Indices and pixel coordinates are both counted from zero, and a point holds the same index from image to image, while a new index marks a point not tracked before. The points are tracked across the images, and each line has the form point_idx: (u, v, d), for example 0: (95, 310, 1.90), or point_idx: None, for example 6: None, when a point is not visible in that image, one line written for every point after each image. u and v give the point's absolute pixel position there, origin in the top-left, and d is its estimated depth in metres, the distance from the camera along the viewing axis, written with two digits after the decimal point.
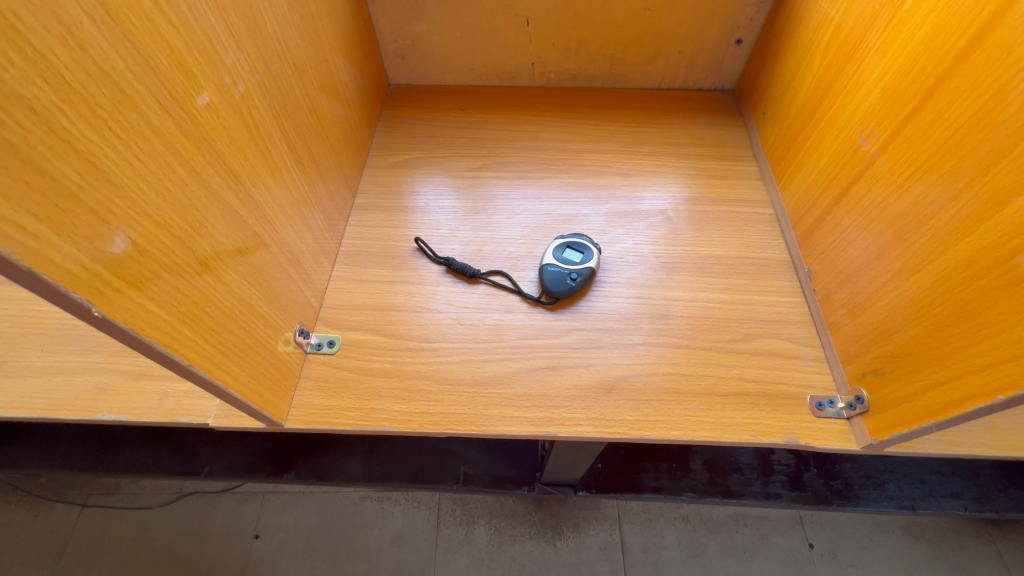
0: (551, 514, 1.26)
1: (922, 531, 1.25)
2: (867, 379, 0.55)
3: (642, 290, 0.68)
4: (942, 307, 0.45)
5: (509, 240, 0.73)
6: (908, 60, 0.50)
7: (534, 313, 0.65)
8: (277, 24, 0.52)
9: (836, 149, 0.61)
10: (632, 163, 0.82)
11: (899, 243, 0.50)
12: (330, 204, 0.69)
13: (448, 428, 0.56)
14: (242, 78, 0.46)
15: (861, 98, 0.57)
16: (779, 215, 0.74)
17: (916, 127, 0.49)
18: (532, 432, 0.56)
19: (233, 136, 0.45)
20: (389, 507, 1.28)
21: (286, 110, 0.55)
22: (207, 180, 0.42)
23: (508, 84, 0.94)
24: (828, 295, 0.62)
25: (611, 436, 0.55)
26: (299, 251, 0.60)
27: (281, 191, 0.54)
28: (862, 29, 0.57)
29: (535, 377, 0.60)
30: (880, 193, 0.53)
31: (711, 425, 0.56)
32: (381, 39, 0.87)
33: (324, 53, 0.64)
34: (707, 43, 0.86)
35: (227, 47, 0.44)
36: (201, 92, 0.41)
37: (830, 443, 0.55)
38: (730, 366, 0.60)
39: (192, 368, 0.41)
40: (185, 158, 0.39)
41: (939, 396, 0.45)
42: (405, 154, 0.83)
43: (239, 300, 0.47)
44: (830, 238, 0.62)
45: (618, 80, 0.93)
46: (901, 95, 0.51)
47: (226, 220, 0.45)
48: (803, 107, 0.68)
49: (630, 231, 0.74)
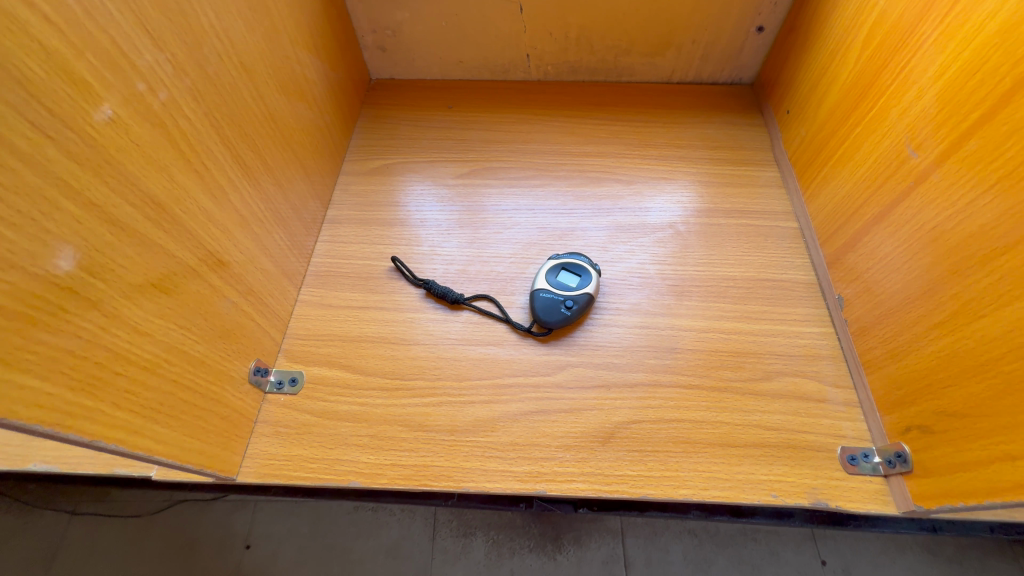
0: (551, 526, 1.10)
1: (941, 547, 1.07)
2: (912, 436, 0.47)
3: (647, 319, 0.59)
4: (1014, 366, 0.37)
5: (497, 258, 0.65)
6: (976, 56, 0.41)
7: (523, 346, 0.58)
8: (214, 16, 0.44)
9: (876, 157, 0.52)
10: (637, 168, 0.73)
11: (959, 279, 0.42)
12: (295, 218, 0.61)
13: (421, 483, 0.49)
14: (163, 83, 0.38)
15: (911, 101, 0.48)
16: (804, 230, 0.65)
17: (985, 139, 0.40)
18: (518, 490, 0.49)
19: (154, 156, 0.38)
20: (384, 517, 1.12)
21: (231, 119, 0.47)
22: (115, 214, 0.34)
23: (501, 78, 0.85)
24: (864, 329, 0.53)
25: (608, 496, 0.48)
26: (254, 279, 0.52)
27: (225, 214, 0.46)
28: (915, 16, 0.47)
29: (523, 423, 0.52)
30: (935, 215, 0.45)
31: (724, 483, 0.49)
32: (358, 30, 0.78)
33: (283, 48, 0.56)
34: (724, 30, 0.76)
35: (141, 47, 0.36)
36: (100, 106, 0.33)
37: (865, 507, 0.48)
38: (748, 412, 0.52)
39: (98, 443, 0.34)
40: (74, 190, 0.31)
41: (1008, 473, 0.37)
42: (384, 159, 0.75)
43: (165, 349, 0.39)
44: (866, 260, 0.54)
45: (623, 73, 0.83)
46: (965, 98, 0.42)
47: (146, 258, 0.37)
48: (836, 107, 0.59)
49: (633, 248, 0.65)
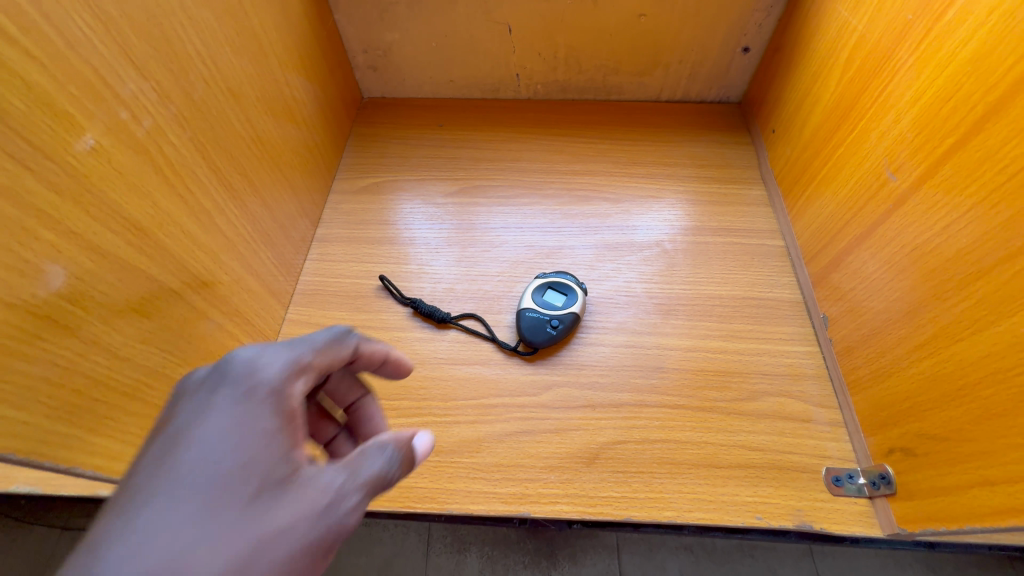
0: (546, 542, 1.04)
1: (941, 566, 1.02)
2: (895, 457, 0.47)
3: (633, 337, 0.60)
4: (990, 391, 0.37)
5: (485, 276, 0.65)
6: (949, 83, 0.42)
7: (509, 365, 0.58)
8: (201, 43, 0.45)
9: (858, 179, 0.53)
10: (625, 187, 0.74)
11: (938, 302, 0.42)
12: (283, 238, 0.61)
13: (405, 505, 0.49)
14: (147, 111, 0.39)
15: (889, 125, 0.48)
16: (790, 249, 0.66)
17: (959, 165, 0.41)
18: (502, 512, 0.49)
19: (136, 182, 0.38)
20: (377, 533, 1.06)
21: (217, 143, 0.47)
22: (96, 240, 0.35)
23: (492, 97, 0.86)
24: (849, 348, 0.54)
25: (592, 518, 0.48)
26: (241, 300, 0.52)
27: (210, 236, 0.46)
28: (891, 42, 0.48)
29: (508, 443, 0.52)
30: (914, 237, 0.45)
31: (709, 505, 0.49)
32: (349, 50, 0.79)
33: (271, 71, 0.56)
34: (711, 50, 0.77)
35: (125, 76, 0.37)
36: (82, 135, 0.34)
37: (850, 529, 0.47)
38: (733, 432, 0.52)
39: (74, 469, 0.34)
40: (54, 219, 0.32)
41: (987, 498, 0.37)
42: (375, 178, 0.75)
43: (146, 373, 0.39)
44: (850, 280, 0.54)
45: (612, 92, 0.84)
46: (940, 124, 0.43)
47: (126, 283, 0.37)
48: (820, 128, 0.60)
49: (620, 267, 0.66)
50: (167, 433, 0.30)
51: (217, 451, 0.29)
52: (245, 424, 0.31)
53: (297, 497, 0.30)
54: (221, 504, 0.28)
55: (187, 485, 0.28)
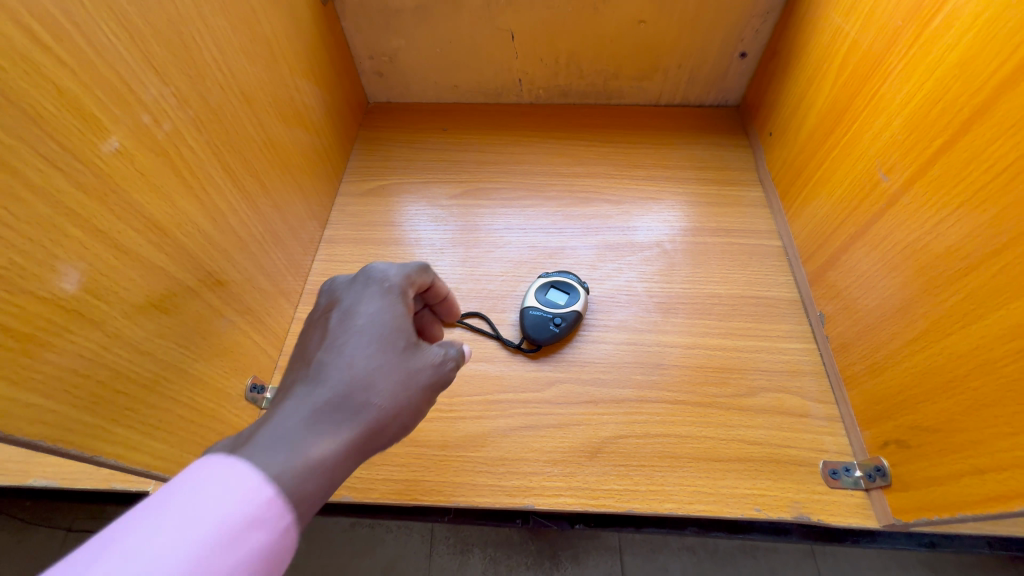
0: (548, 543, 1.05)
1: (943, 567, 1.02)
2: (890, 450, 0.48)
3: (634, 335, 0.61)
4: (980, 383, 0.38)
5: (489, 276, 0.66)
6: (938, 85, 0.43)
7: (513, 362, 0.59)
8: (217, 50, 0.47)
9: (851, 180, 0.54)
10: (625, 189, 0.75)
11: (929, 297, 0.43)
12: (292, 239, 0.63)
13: (413, 498, 0.50)
14: (167, 115, 0.41)
15: (881, 127, 0.50)
16: (788, 249, 0.67)
17: (947, 165, 0.42)
18: (507, 504, 0.50)
19: (157, 183, 0.40)
20: (380, 534, 1.06)
21: (231, 146, 0.49)
22: (119, 238, 0.36)
23: (494, 101, 0.88)
24: (845, 345, 0.55)
25: (594, 510, 0.49)
26: (252, 298, 0.54)
27: (224, 236, 0.48)
28: (883, 46, 0.50)
29: (512, 438, 0.54)
30: (906, 235, 0.46)
31: (708, 497, 0.50)
32: (356, 56, 0.81)
33: (282, 77, 0.58)
34: (708, 55, 0.79)
35: (146, 82, 0.39)
36: (107, 138, 0.35)
37: (846, 520, 0.49)
38: (731, 427, 0.54)
39: (97, 458, 0.36)
40: (82, 219, 0.33)
41: (978, 486, 0.38)
42: (381, 180, 0.77)
43: (164, 367, 0.41)
44: (845, 278, 0.55)
45: (613, 96, 0.86)
46: (930, 126, 0.44)
47: (147, 280, 0.39)
48: (815, 130, 0.62)
49: (621, 266, 0.67)
50: (335, 304, 0.37)
51: (375, 315, 0.36)
52: (394, 300, 0.37)
53: (428, 352, 0.36)
54: (389, 341, 0.35)
55: (360, 328, 0.35)
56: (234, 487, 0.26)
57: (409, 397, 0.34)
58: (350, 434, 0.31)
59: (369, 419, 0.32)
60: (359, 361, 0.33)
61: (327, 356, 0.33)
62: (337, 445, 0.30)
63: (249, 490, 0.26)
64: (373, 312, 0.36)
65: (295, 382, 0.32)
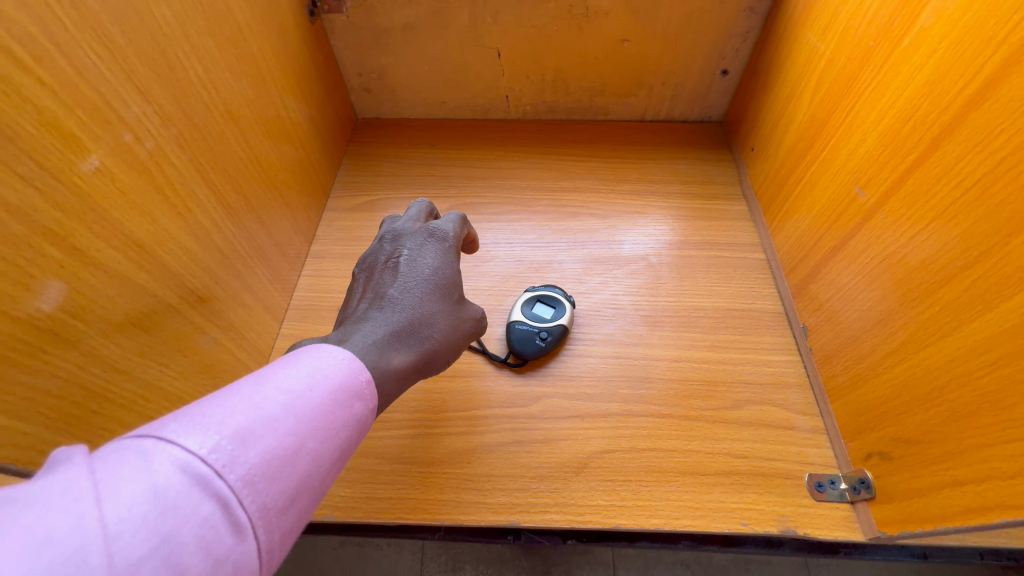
0: (541, 559, 1.03)
1: None
2: (873, 462, 0.48)
3: (620, 349, 0.61)
4: (957, 395, 0.39)
5: (476, 290, 0.67)
6: (909, 103, 0.44)
7: (499, 377, 0.59)
8: (202, 69, 0.47)
9: (830, 195, 0.55)
10: (611, 203, 0.76)
11: (907, 310, 0.44)
12: (278, 255, 0.63)
13: (397, 516, 0.50)
14: (150, 133, 0.41)
15: (857, 144, 0.51)
16: (771, 261, 0.68)
17: (920, 181, 0.43)
18: (493, 522, 0.49)
19: (138, 200, 0.40)
20: (370, 552, 1.04)
21: (216, 163, 0.49)
22: (98, 256, 0.36)
23: (482, 117, 0.89)
24: (828, 357, 0.55)
25: (580, 526, 0.49)
26: (236, 315, 0.53)
27: (207, 253, 0.48)
28: (857, 65, 0.51)
29: (498, 454, 0.53)
30: (884, 249, 0.47)
31: (695, 512, 0.50)
32: (345, 73, 0.82)
33: (268, 94, 0.58)
34: (691, 73, 0.80)
35: (129, 100, 0.39)
36: (87, 156, 0.35)
37: (832, 533, 0.49)
38: (717, 440, 0.54)
39: None
40: (58, 237, 0.33)
41: (958, 498, 0.39)
42: (368, 196, 0.77)
43: (142, 386, 0.41)
44: (827, 290, 0.56)
45: (599, 112, 0.87)
46: (902, 142, 0.45)
47: (126, 297, 0.39)
48: (795, 145, 0.63)
49: (607, 280, 0.68)
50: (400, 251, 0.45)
51: (436, 267, 0.45)
52: (448, 258, 0.46)
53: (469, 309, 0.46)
54: (446, 292, 0.44)
55: (426, 276, 0.43)
56: (332, 367, 0.32)
57: (456, 338, 0.44)
58: (413, 357, 0.39)
59: (428, 348, 0.41)
60: (425, 304, 0.42)
61: (399, 294, 0.42)
62: (406, 363, 0.39)
63: (352, 369, 0.33)
64: (435, 265, 0.45)
65: (370, 310, 0.40)
